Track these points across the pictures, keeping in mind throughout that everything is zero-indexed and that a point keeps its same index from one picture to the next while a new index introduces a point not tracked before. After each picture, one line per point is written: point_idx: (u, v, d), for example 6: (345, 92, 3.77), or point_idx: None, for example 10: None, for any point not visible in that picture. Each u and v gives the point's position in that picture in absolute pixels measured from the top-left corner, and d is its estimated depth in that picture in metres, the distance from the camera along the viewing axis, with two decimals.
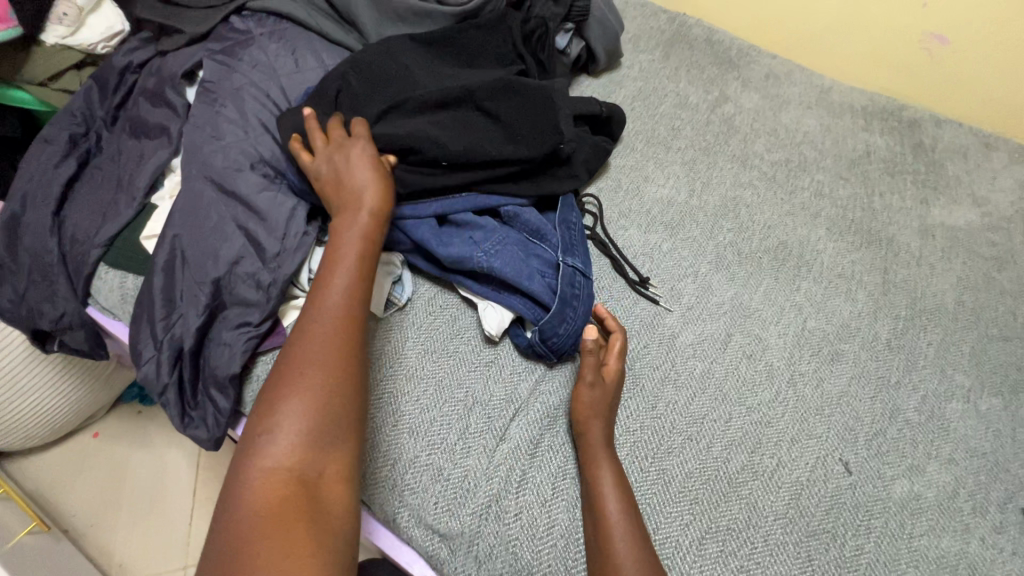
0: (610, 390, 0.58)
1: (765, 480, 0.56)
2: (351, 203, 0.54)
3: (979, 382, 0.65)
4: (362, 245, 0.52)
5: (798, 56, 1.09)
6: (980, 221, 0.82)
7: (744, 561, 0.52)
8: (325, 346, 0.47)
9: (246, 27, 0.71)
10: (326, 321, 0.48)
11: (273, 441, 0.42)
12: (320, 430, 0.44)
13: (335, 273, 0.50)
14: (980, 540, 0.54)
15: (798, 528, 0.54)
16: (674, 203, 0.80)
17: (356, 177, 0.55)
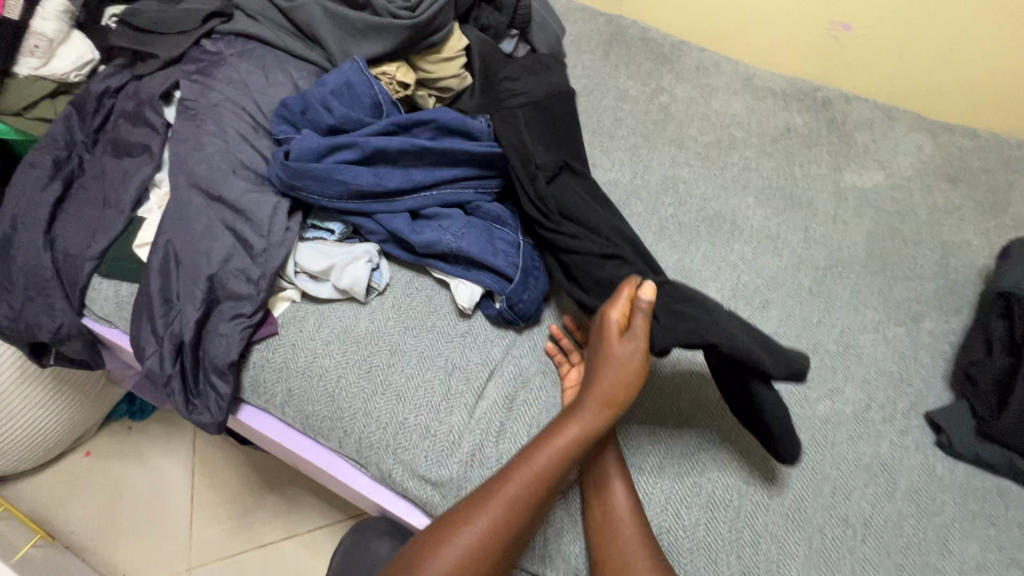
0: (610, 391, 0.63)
1: (714, 412, 0.65)
2: (596, 393, 0.56)
3: (887, 315, 0.76)
4: (573, 434, 0.55)
5: (724, 49, 1.21)
6: (884, 182, 0.94)
7: (699, 479, 0.61)
8: (524, 471, 0.54)
9: (216, 48, 0.77)
10: (529, 465, 0.55)
11: (454, 547, 0.52)
12: (489, 547, 0.52)
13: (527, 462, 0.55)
14: (890, 442, 0.64)
15: (742, 448, 0.63)
16: (620, 184, 0.89)
17: (619, 350, 0.57)
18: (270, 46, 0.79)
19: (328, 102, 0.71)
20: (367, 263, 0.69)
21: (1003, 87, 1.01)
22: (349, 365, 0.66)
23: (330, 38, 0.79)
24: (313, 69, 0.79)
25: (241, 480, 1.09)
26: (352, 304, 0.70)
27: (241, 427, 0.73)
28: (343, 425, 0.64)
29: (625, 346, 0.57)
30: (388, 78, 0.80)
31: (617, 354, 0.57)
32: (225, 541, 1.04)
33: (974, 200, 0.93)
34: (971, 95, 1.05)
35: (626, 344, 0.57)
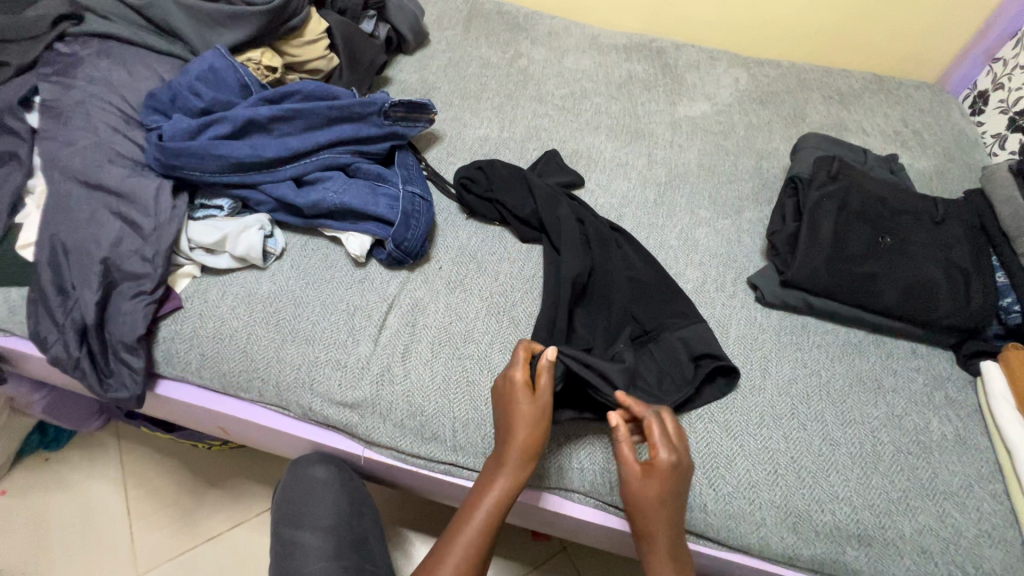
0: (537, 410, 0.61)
1: (717, 421, 0.69)
2: (518, 430, 0.60)
3: (716, 212, 0.92)
4: (514, 466, 0.60)
5: (573, 15, 1.33)
6: (711, 110, 1.11)
7: (740, 491, 0.65)
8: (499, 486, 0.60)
9: (71, 49, 0.79)
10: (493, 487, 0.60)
11: (456, 540, 0.59)
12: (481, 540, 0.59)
13: (500, 473, 0.60)
14: (722, 304, 0.80)
15: (759, 453, 0.67)
16: (490, 137, 0.99)
17: (533, 403, 0.61)
18: (129, 44, 0.82)
19: (195, 87, 0.77)
20: (259, 231, 0.74)
21: (798, 22, 1.21)
22: (258, 322, 0.72)
23: (187, 28, 0.83)
24: (175, 62, 0.84)
25: (179, 485, 1.10)
26: (253, 271, 0.76)
27: (163, 405, 0.77)
28: (259, 375, 0.70)
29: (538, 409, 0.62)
30: (254, 64, 0.85)
31: (536, 401, 0.61)
32: (170, 544, 1.04)
33: (781, 115, 1.11)
34: (773, 31, 1.24)
35: (541, 393, 0.62)
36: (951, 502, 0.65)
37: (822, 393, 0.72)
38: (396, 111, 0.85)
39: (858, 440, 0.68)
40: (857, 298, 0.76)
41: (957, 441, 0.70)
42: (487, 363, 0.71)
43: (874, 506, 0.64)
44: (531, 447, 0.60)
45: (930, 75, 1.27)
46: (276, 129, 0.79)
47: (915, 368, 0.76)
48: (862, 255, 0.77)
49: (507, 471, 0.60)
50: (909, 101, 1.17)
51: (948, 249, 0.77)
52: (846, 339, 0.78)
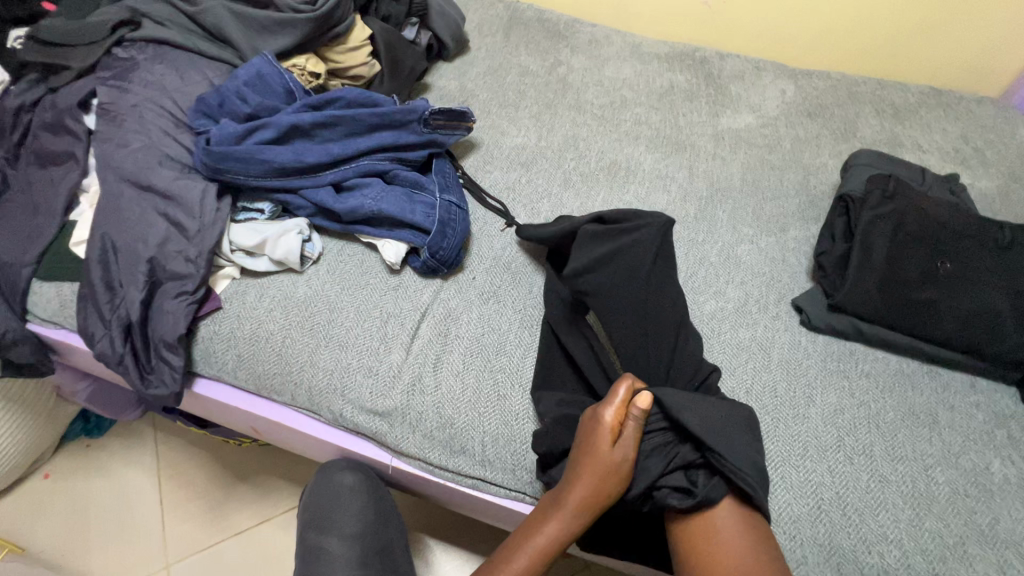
0: (610, 458, 0.57)
1: (758, 451, 0.66)
2: (584, 491, 0.57)
3: (759, 228, 0.89)
4: (572, 525, 0.58)
5: (615, 22, 1.31)
6: (756, 122, 1.07)
7: (782, 526, 0.61)
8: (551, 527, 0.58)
9: (128, 54, 0.82)
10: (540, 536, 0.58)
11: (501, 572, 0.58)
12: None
13: (555, 515, 0.58)
14: (764, 326, 0.77)
15: (801, 488, 0.63)
16: (527, 146, 0.98)
17: (609, 455, 0.57)
18: (182, 49, 0.85)
19: (243, 92, 0.78)
20: (298, 235, 0.75)
21: (852, 32, 1.16)
22: (292, 326, 0.72)
23: (237, 35, 0.85)
24: (225, 67, 0.86)
25: (208, 478, 1.12)
26: (290, 274, 0.76)
27: (198, 401, 0.78)
28: (293, 378, 0.71)
29: (617, 451, 0.57)
30: (299, 70, 0.86)
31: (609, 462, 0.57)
32: (199, 536, 1.06)
33: (830, 129, 1.07)
34: (823, 42, 1.20)
35: (623, 448, 0.57)
36: (1013, 552, 0.60)
37: (870, 425, 0.68)
38: (436, 119, 0.85)
39: (910, 478, 0.64)
40: (909, 326, 0.72)
41: (1023, 486, 0.64)
42: (519, 381, 0.70)
43: (926, 551, 0.60)
44: (591, 500, 0.57)
45: (993, 89, 1.21)
46: (319, 135, 0.80)
47: (975, 404, 0.71)
48: (918, 281, 0.72)
49: (565, 519, 0.58)
50: (970, 117, 1.11)
51: (1014, 277, 0.72)
52: (898, 369, 0.74)
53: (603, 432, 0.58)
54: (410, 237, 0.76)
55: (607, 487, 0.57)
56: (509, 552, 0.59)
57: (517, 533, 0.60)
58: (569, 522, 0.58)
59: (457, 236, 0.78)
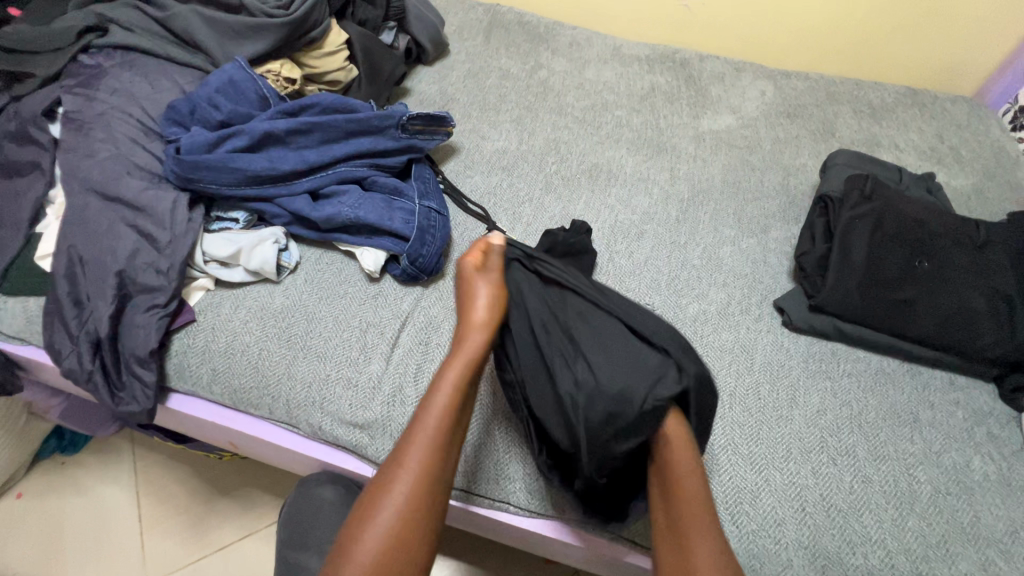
0: (477, 295, 0.65)
1: (745, 456, 0.65)
2: (466, 320, 0.63)
3: (740, 230, 0.89)
4: (468, 353, 0.60)
5: (596, 25, 1.31)
6: (736, 123, 1.07)
7: (767, 532, 0.61)
8: (449, 378, 0.58)
9: (95, 61, 0.80)
10: (447, 376, 0.58)
11: (415, 443, 0.55)
12: (436, 469, 0.54)
13: (452, 358, 0.60)
14: (746, 328, 0.77)
15: (784, 493, 0.63)
16: (508, 150, 0.97)
17: (477, 290, 0.65)
18: (152, 55, 0.83)
19: (215, 99, 0.77)
20: (274, 244, 0.73)
21: (829, 34, 1.17)
22: (269, 337, 0.70)
23: (209, 40, 0.83)
24: (196, 73, 0.84)
25: (189, 493, 1.09)
26: (267, 284, 0.75)
27: (173, 417, 0.76)
28: (269, 392, 0.69)
29: (481, 284, 0.66)
30: (273, 75, 0.85)
31: (478, 311, 0.63)
32: (180, 552, 1.03)
33: (809, 129, 1.07)
34: (802, 43, 1.20)
35: (485, 282, 0.66)
36: (994, 549, 0.60)
37: (852, 425, 0.69)
38: (415, 124, 0.84)
39: (893, 478, 0.65)
40: (891, 326, 0.72)
41: (1002, 483, 0.65)
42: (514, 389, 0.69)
43: (910, 550, 0.60)
44: (486, 336, 0.62)
45: (967, 88, 1.22)
46: (294, 142, 0.78)
47: (954, 402, 0.72)
48: (897, 281, 0.73)
49: (461, 357, 0.60)
50: (945, 116, 1.12)
51: (992, 275, 0.73)
52: (879, 368, 0.74)
53: (470, 271, 0.67)
54: (389, 245, 0.75)
55: (483, 335, 0.62)
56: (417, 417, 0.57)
57: (408, 424, 0.57)
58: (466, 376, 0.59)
59: (439, 243, 0.77)
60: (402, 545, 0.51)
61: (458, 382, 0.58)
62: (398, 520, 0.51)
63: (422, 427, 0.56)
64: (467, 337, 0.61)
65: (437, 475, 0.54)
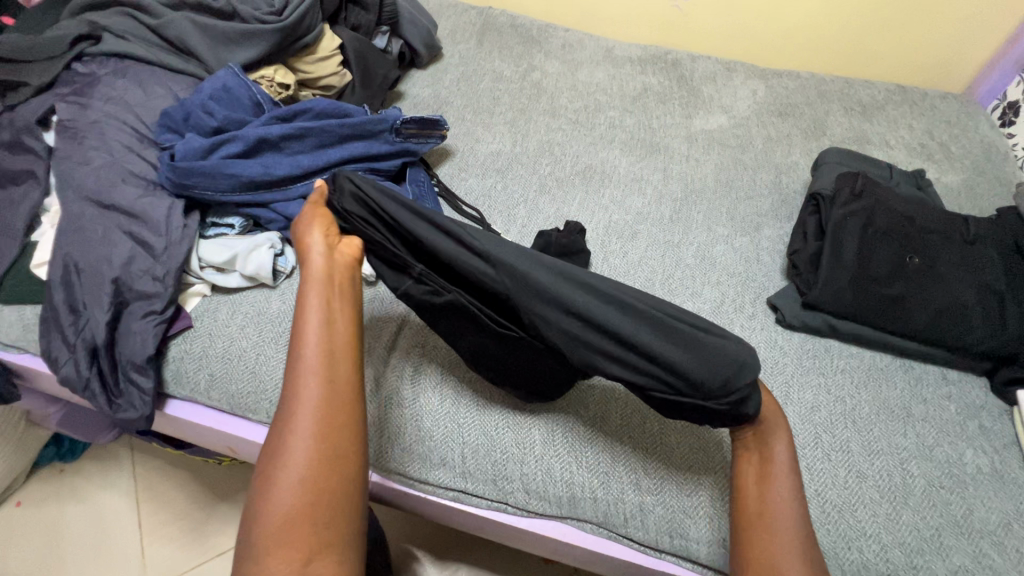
0: (322, 248, 0.57)
1: None
2: (307, 280, 0.56)
3: (733, 229, 0.90)
4: (317, 313, 0.54)
5: (588, 27, 1.31)
6: (728, 123, 1.08)
7: None
8: (308, 346, 0.53)
9: (88, 70, 0.81)
10: (304, 345, 0.53)
11: (293, 424, 0.50)
12: (334, 416, 0.52)
13: (303, 324, 0.54)
14: (740, 326, 0.78)
15: None
16: (502, 152, 0.98)
17: (311, 242, 0.57)
18: (145, 62, 0.83)
19: (208, 106, 0.77)
20: (270, 249, 0.74)
21: (819, 33, 1.18)
22: (266, 342, 0.71)
23: (202, 47, 0.84)
24: (189, 80, 0.84)
25: (188, 499, 1.09)
26: (263, 289, 0.75)
27: (172, 423, 0.77)
28: (267, 396, 0.69)
29: (311, 231, 0.58)
30: (267, 81, 0.85)
31: (315, 246, 0.57)
32: (179, 558, 1.03)
33: (800, 128, 1.08)
34: (792, 42, 1.21)
35: (323, 232, 0.58)
36: (987, 541, 0.61)
37: (846, 421, 0.69)
38: (408, 128, 0.85)
39: (886, 472, 0.65)
40: (882, 322, 0.73)
41: (995, 475, 0.66)
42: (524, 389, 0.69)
43: (904, 544, 0.61)
44: (328, 290, 0.56)
45: (957, 85, 1.24)
46: (288, 147, 0.78)
47: (946, 396, 0.72)
48: (888, 277, 0.74)
49: (315, 318, 0.54)
50: (935, 113, 1.13)
51: (981, 271, 0.74)
52: (871, 364, 0.75)
53: (305, 216, 0.60)
54: None
55: (331, 265, 0.57)
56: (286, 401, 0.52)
57: (283, 386, 0.53)
58: (328, 335, 0.54)
59: None
60: (321, 501, 0.49)
61: (321, 346, 0.53)
62: (306, 477, 0.49)
63: (301, 383, 0.52)
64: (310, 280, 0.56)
65: (327, 446, 0.50)
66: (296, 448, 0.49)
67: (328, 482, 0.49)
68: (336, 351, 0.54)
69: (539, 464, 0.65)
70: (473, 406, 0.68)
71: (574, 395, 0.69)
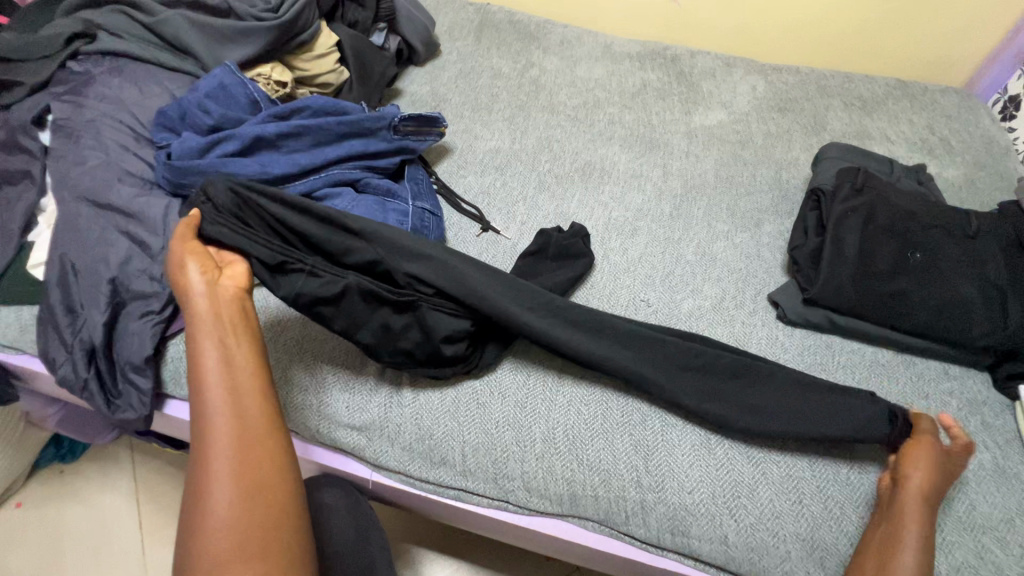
0: (208, 284, 0.58)
1: (742, 451, 0.66)
2: (196, 322, 0.56)
3: (734, 225, 0.89)
4: (216, 353, 0.56)
5: (587, 23, 1.31)
6: (728, 119, 1.07)
7: (766, 526, 0.61)
8: (212, 388, 0.54)
9: (83, 68, 0.80)
10: (207, 388, 0.54)
11: (212, 464, 0.52)
12: (249, 450, 0.53)
13: (206, 367, 0.55)
14: (741, 323, 0.77)
15: (782, 488, 0.63)
16: (501, 149, 0.97)
17: (193, 282, 0.58)
18: (141, 61, 0.83)
19: (205, 104, 0.76)
20: None
21: (818, 28, 1.18)
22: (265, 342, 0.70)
23: (198, 45, 0.83)
24: (185, 78, 0.83)
25: None
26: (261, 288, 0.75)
27: (171, 423, 0.76)
28: None
29: (192, 266, 0.58)
30: (263, 79, 0.84)
31: (194, 286, 0.57)
32: None
33: (801, 123, 1.08)
34: (792, 37, 1.21)
35: (205, 267, 0.59)
36: (990, 537, 0.61)
37: None
38: (406, 125, 0.84)
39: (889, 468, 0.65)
40: (884, 318, 0.72)
41: (997, 471, 0.66)
42: (523, 386, 0.69)
43: None
44: (226, 329, 0.57)
45: (957, 80, 1.23)
46: (285, 145, 0.78)
47: (948, 391, 0.72)
48: (889, 272, 0.73)
49: (217, 359, 0.55)
50: (935, 108, 1.13)
51: (982, 265, 0.74)
52: (873, 360, 0.74)
53: (184, 250, 0.59)
54: None
55: (216, 302, 0.58)
56: (200, 444, 0.53)
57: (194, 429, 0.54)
58: (230, 374, 0.55)
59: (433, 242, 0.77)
60: (256, 532, 0.50)
61: (228, 384, 0.55)
62: (233, 517, 0.50)
63: (211, 429, 0.53)
64: (192, 330, 0.56)
65: (253, 475, 0.52)
66: (219, 485, 0.51)
67: (259, 512, 0.51)
68: (246, 387, 0.56)
69: (539, 462, 0.65)
70: (473, 405, 0.68)
71: (574, 392, 0.69)
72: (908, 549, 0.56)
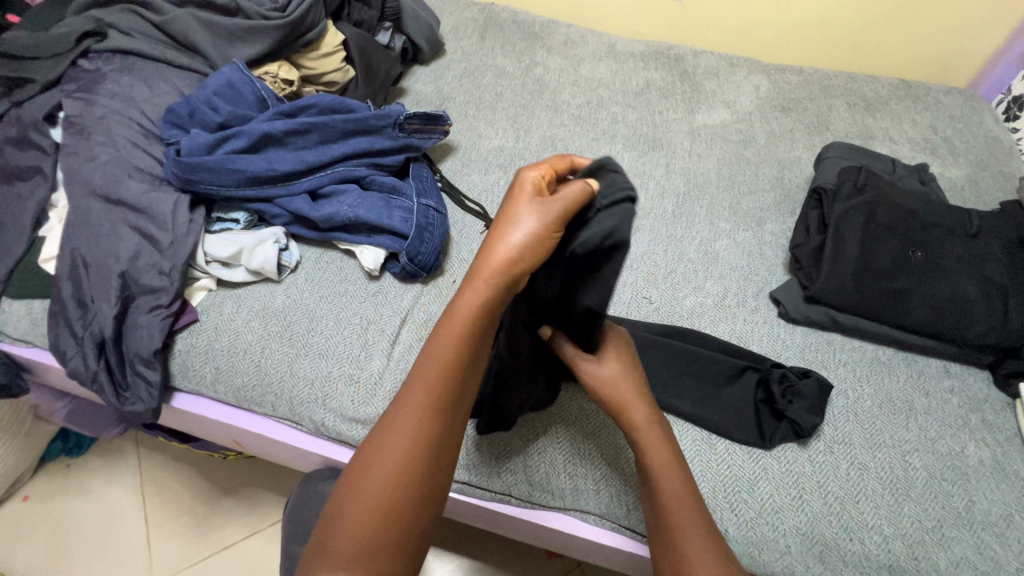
0: (515, 251, 0.48)
1: (743, 447, 0.66)
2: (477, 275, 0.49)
3: (736, 223, 0.90)
4: (450, 337, 0.50)
5: (591, 22, 1.31)
6: (731, 118, 1.08)
7: (765, 520, 0.62)
8: (424, 372, 0.50)
9: (94, 66, 0.81)
10: (424, 370, 0.50)
11: (387, 449, 0.48)
12: (429, 455, 0.49)
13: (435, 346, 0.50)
14: (743, 320, 0.78)
15: (782, 483, 0.64)
16: (504, 148, 0.98)
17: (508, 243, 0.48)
18: (151, 59, 0.84)
19: (213, 102, 0.78)
20: (274, 244, 0.74)
21: (822, 28, 1.18)
22: (271, 336, 0.71)
23: (207, 43, 0.84)
24: (194, 76, 0.84)
25: (193, 493, 1.10)
26: (268, 284, 0.76)
27: (178, 416, 0.77)
28: (272, 389, 0.70)
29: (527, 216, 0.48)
30: (271, 77, 0.86)
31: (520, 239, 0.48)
32: (185, 551, 1.04)
33: (803, 123, 1.08)
34: (795, 37, 1.21)
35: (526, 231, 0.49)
36: (989, 533, 0.61)
37: (848, 414, 0.69)
38: (411, 123, 0.85)
39: (889, 464, 0.65)
40: (885, 316, 0.73)
41: (997, 467, 0.66)
42: None
43: (906, 535, 0.61)
44: (476, 313, 0.50)
45: (960, 80, 1.23)
46: (291, 143, 0.79)
47: (948, 389, 0.72)
48: (891, 270, 0.74)
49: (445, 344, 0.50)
50: (938, 108, 1.13)
51: (983, 264, 0.74)
52: (874, 357, 0.75)
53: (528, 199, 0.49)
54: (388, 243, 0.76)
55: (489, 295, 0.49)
56: (388, 422, 0.49)
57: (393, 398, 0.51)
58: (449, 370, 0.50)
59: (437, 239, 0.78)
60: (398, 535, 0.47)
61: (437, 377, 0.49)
62: (384, 500, 0.47)
63: (405, 411, 0.49)
64: (469, 289, 0.50)
65: (417, 482, 0.48)
66: (383, 475, 0.47)
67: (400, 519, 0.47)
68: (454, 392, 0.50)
69: (540, 456, 0.66)
70: None
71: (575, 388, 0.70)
72: (675, 509, 0.53)
